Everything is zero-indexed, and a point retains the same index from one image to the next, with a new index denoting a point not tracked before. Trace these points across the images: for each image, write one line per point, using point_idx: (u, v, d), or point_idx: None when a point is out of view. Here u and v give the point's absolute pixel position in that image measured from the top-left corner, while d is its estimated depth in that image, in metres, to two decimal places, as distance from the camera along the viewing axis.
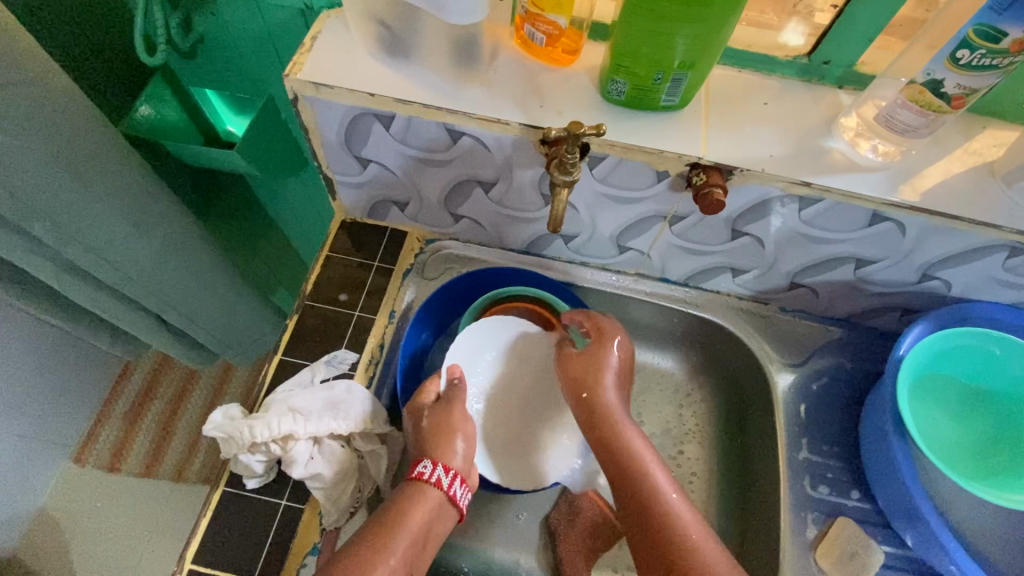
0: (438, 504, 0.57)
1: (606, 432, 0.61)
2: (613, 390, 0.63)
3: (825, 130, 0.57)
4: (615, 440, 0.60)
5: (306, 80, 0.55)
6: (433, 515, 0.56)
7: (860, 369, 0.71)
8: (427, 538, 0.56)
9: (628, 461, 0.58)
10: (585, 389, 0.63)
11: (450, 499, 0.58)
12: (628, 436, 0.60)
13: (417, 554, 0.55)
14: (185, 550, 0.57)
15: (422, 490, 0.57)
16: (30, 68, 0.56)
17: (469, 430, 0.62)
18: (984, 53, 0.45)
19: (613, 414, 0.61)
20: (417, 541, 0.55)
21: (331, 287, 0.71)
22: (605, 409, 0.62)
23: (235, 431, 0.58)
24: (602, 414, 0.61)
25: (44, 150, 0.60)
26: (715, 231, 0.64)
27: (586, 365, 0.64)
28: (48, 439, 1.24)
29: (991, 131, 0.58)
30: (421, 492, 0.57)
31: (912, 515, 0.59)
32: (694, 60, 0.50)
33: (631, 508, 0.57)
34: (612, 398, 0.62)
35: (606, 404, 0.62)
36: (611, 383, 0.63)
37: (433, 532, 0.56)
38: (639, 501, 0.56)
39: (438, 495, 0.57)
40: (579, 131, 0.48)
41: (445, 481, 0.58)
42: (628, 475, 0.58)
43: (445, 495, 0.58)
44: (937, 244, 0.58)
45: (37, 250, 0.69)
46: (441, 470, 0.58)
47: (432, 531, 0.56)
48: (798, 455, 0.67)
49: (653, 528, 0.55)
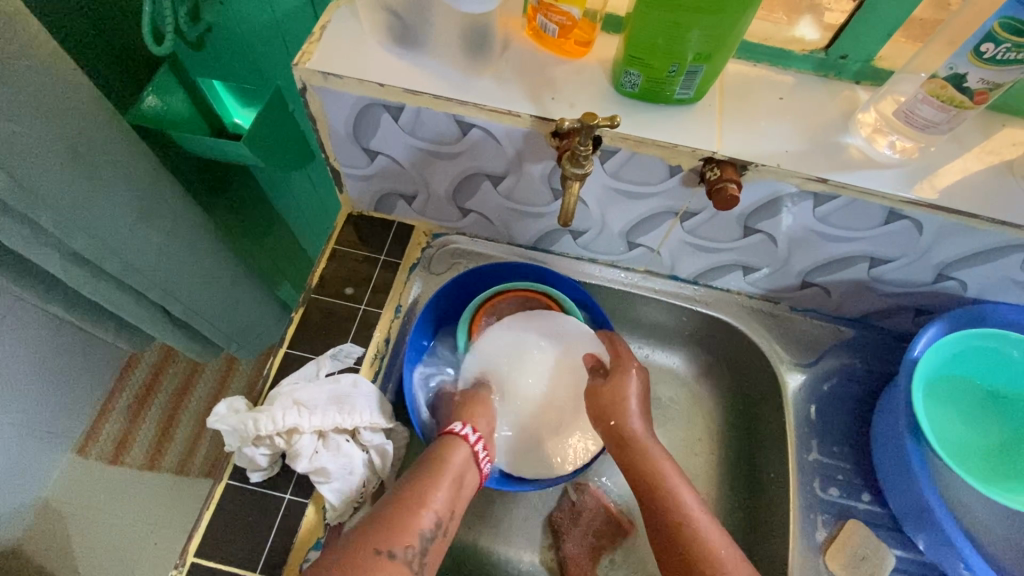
0: (469, 455, 0.59)
1: (633, 460, 0.61)
2: (639, 418, 0.63)
3: (841, 126, 0.56)
4: (644, 465, 0.60)
5: (315, 69, 0.54)
6: (466, 465, 0.58)
7: (872, 369, 0.70)
8: (464, 484, 0.57)
9: (655, 487, 0.59)
10: (609, 415, 0.64)
11: (476, 459, 0.59)
12: (656, 461, 0.60)
13: (457, 496, 0.56)
14: (188, 542, 0.56)
15: (453, 443, 0.59)
16: (36, 54, 0.55)
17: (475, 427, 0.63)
18: (1009, 47, 0.44)
19: (642, 442, 0.62)
20: (458, 482, 0.57)
21: (337, 280, 0.71)
22: (632, 437, 0.62)
23: (240, 423, 0.57)
24: (628, 440, 0.62)
25: (53, 138, 0.59)
26: (727, 229, 0.63)
27: (614, 392, 0.65)
28: (51, 431, 1.23)
29: (1010, 129, 0.57)
30: (452, 443, 0.59)
31: (925, 518, 0.59)
32: (709, 52, 0.49)
33: (668, 535, 0.57)
34: (638, 426, 0.63)
35: (632, 430, 0.62)
36: (636, 411, 0.63)
37: (468, 478, 0.58)
38: (668, 524, 0.57)
39: (466, 449, 0.59)
40: (593, 122, 0.47)
41: (472, 437, 0.60)
42: (655, 499, 0.58)
43: (473, 451, 0.59)
44: (954, 244, 0.57)
45: (42, 239, 0.68)
46: (469, 427, 0.61)
47: (465, 479, 0.58)
48: (808, 456, 0.66)
49: (683, 548, 0.55)
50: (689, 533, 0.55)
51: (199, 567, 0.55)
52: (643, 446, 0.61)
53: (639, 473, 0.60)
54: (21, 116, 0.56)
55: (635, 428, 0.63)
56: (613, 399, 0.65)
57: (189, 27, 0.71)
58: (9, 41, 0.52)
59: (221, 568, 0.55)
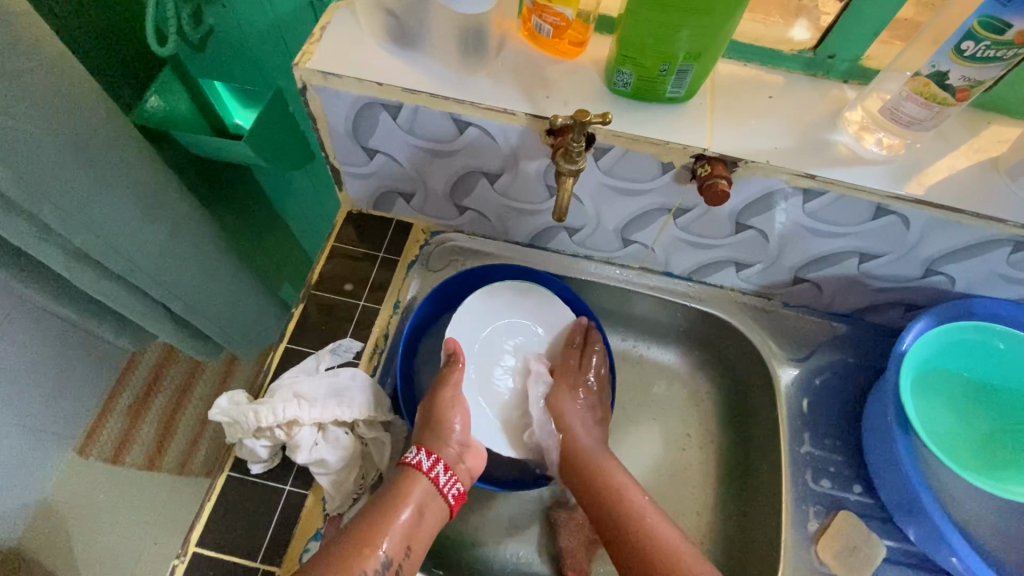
0: (426, 485, 0.57)
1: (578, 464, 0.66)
2: (582, 430, 0.68)
3: (829, 123, 0.57)
4: (587, 472, 0.65)
5: (315, 69, 0.56)
6: (425, 496, 0.57)
7: (864, 364, 0.71)
8: (422, 516, 0.56)
9: (601, 483, 0.64)
10: (556, 424, 0.69)
11: (437, 487, 0.58)
12: (600, 466, 0.65)
13: (414, 529, 0.55)
14: (190, 532, 0.57)
15: (409, 473, 0.58)
16: (42, 55, 0.56)
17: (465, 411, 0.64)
18: (988, 45, 0.45)
19: (584, 451, 0.67)
20: (414, 514, 0.55)
21: (336, 277, 0.72)
22: (576, 449, 0.67)
23: (240, 415, 0.58)
24: (572, 447, 0.67)
25: (58, 137, 0.61)
26: (719, 225, 0.64)
27: (558, 410, 0.70)
28: (52, 431, 1.24)
29: (995, 128, 0.58)
30: (407, 474, 0.58)
31: (914, 509, 0.60)
32: (699, 51, 0.50)
33: (616, 534, 0.61)
34: (582, 432, 0.68)
35: (577, 435, 0.68)
36: (579, 425, 0.69)
37: (429, 509, 0.56)
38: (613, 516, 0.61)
39: (422, 480, 0.57)
40: (586, 119, 0.48)
41: (427, 465, 0.58)
42: (600, 496, 0.63)
43: (431, 480, 0.58)
44: (941, 239, 0.58)
45: (46, 237, 0.69)
46: (423, 453, 0.59)
47: (428, 509, 0.57)
48: (800, 449, 0.67)
49: (630, 538, 0.59)
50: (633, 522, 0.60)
51: (200, 557, 0.56)
52: (590, 454, 0.66)
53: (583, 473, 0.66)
54: (27, 115, 0.57)
55: (580, 435, 0.68)
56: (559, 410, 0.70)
57: (191, 28, 0.72)
58: (17, 42, 0.54)
59: (223, 557, 0.56)
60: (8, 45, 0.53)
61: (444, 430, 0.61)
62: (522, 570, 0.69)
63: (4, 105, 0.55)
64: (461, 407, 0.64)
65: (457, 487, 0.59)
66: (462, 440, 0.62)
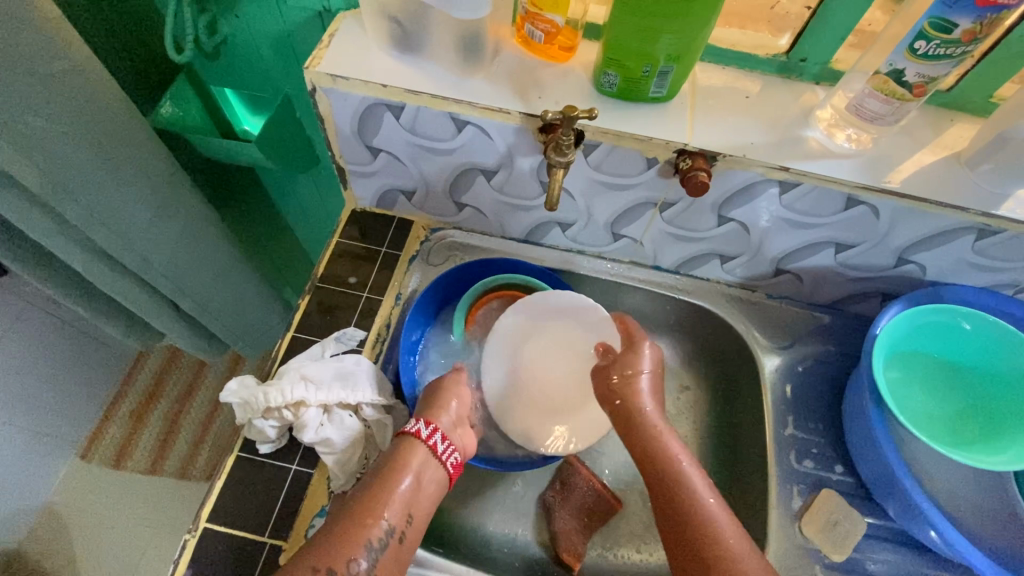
0: (425, 454, 0.57)
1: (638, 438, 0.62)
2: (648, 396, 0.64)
3: (802, 121, 0.62)
4: (647, 439, 0.61)
5: (323, 72, 0.60)
6: (421, 465, 0.56)
7: (843, 352, 0.75)
8: (421, 486, 0.56)
9: (662, 457, 0.60)
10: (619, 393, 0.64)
11: (434, 455, 0.58)
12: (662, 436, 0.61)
13: (413, 498, 0.55)
14: (201, 509, 0.60)
15: (409, 443, 0.58)
16: (71, 58, 0.61)
17: (463, 394, 0.65)
18: (938, 43, 0.50)
19: (648, 418, 0.62)
20: (413, 484, 0.55)
21: (340, 270, 0.76)
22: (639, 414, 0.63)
23: (251, 396, 0.61)
24: (636, 416, 0.63)
25: (82, 136, 0.65)
26: (703, 217, 0.68)
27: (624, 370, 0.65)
28: (56, 432, 1.26)
29: (957, 125, 0.63)
30: (406, 442, 0.58)
31: (892, 485, 0.63)
32: (678, 54, 0.55)
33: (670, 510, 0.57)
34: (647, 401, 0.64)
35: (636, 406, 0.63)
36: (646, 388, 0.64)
37: (427, 478, 0.56)
38: (670, 495, 0.57)
39: (420, 447, 0.57)
40: (573, 114, 0.52)
41: (426, 434, 0.58)
42: (660, 471, 0.59)
43: (429, 448, 0.58)
44: (910, 228, 0.62)
45: (66, 233, 0.73)
46: (421, 423, 0.59)
47: (425, 478, 0.57)
48: (785, 432, 0.70)
49: (679, 511, 0.56)
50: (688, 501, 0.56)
51: (210, 533, 0.59)
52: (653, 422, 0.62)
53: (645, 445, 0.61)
54: (54, 115, 0.61)
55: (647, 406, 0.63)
56: (627, 373, 0.65)
57: (206, 39, 0.77)
58: (49, 46, 0.58)
59: (233, 533, 0.59)
60: (40, 49, 0.57)
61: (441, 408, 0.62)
62: (519, 552, 0.71)
63: (36, 105, 0.59)
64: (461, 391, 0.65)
65: (455, 455, 0.60)
66: (457, 417, 0.62)
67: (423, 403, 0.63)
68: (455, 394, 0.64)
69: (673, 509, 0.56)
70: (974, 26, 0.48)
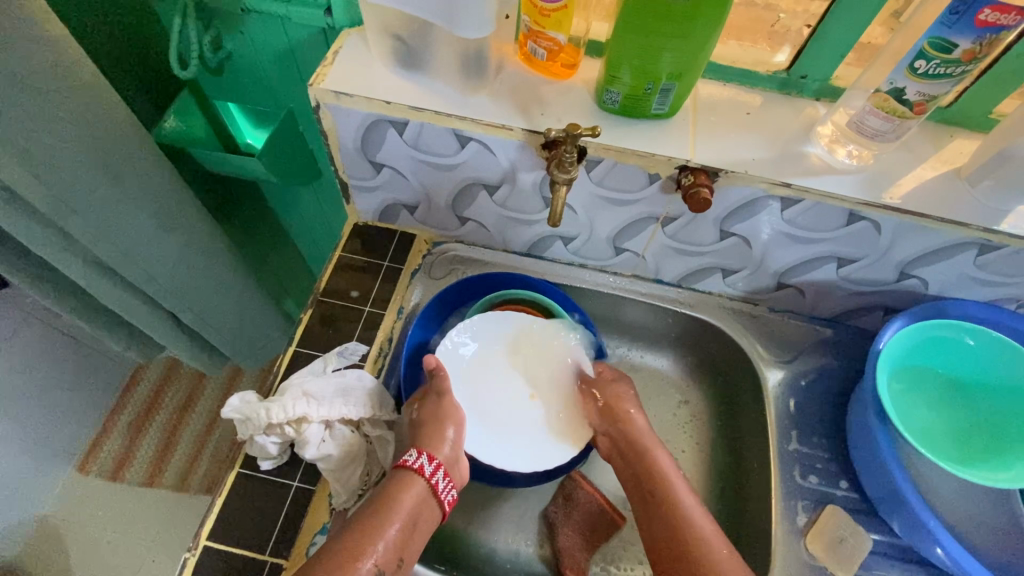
0: (424, 491, 0.57)
1: (644, 464, 0.64)
2: (640, 415, 0.68)
3: (803, 137, 0.62)
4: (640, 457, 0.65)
5: (327, 89, 0.60)
6: (419, 503, 0.56)
7: (847, 366, 0.75)
8: (416, 525, 0.55)
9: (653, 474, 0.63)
10: (616, 412, 0.68)
11: (433, 493, 0.57)
12: (655, 455, 0.65)
13: (406, 541, 0.54)
14: (201, 527, 0.60)
15: (408, 478, 0.57)
16: (77, 76, 0.61)
17: (460, 419, 0.63)
18: (938, 63, 0.50)
19: (642, 437, 0.66)
20: (407, 526, 0.54)
21: (343, 284, 0.76)
22: (634, 432, 0.66)
23: (253, 412, 0.60)
24: (637, 440, 0.66)
25: (86, 151, 0.65)
26: (705, 232, 0.68)
27: (614, 392, 0.70)
28: (53, 445, 1.25)
29: (957, 140, 0.63)
30: (406, 478, 0.57)
31: (898, 502, 0.62)
32: (680, 72, 0.55)
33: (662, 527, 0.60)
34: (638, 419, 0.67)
35: (639, 428, 0.67)
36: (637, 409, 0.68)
37: (423, 519, 0.56)
38: (676, 526, 0.59)
39: (420, 484, 0.57)
40: (577, 131, 0.53)
41: (428, 470, 0.58)
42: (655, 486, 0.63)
43: (428, 486, 0.57)
44: (911, 243, 0.62)
45: (69, 246, 0.73)
46: (424, 457, 0.58)
47: (421, 518, 0.56)
48: (788, 446, 0.70)
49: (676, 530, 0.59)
50: (691, 533, 0.58)
51: (210, 551, 0.58)
52: (648, 439, 0.66)
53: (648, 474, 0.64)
54: (59, 130, 0.61)
55: (638, 422, 0.67)
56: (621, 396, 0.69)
57: (211, 54, 0.78)
58: (55, 64, 0.59)
59: (234, 551, 0.58)
60: (47, 67, 0.58)
61: (440, 437, 0.61)
62: (522, 569, 0.71)
63: (40, 120, 0.59)
64: (459, 418, 0.63)
65: (452, 494, 0.59)
66: (457, 448, 0.61)
67: (423, 424, 0.62)
68: (453, 420, 0.62)
69: (671, 531, 0.59)
70: (974, 46, 0.49)
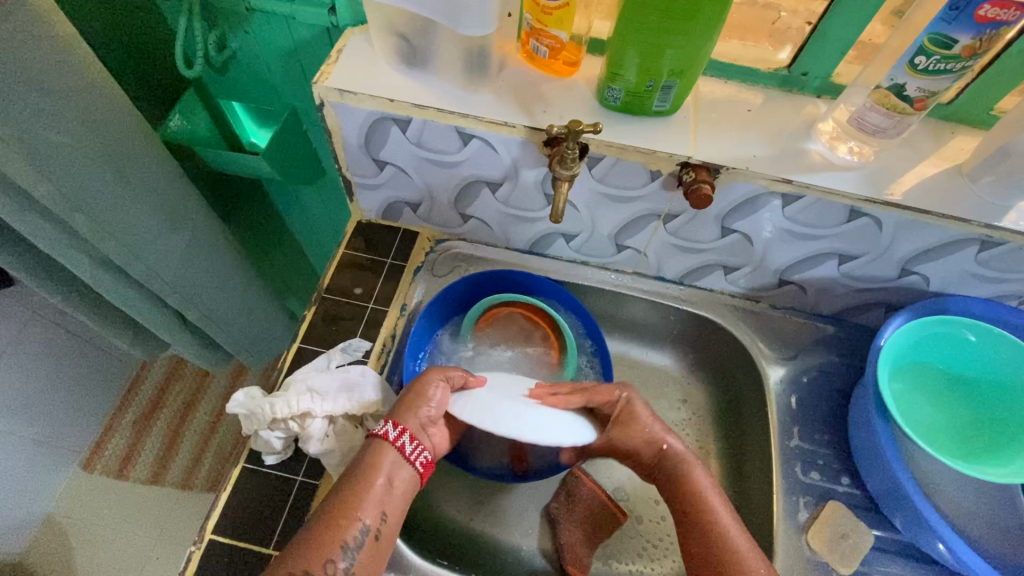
0: (392, 454, 0.56)
1: (680, 486, 0.61)
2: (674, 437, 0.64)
3: (804, 134, 0.62)
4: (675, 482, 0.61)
5: (332, 87, 0.61)
6: (392, 465, 0.55)
7: (848, 363, 0.75)
8: (392, 484, 0.55)
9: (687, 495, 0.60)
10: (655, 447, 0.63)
11: (404, 457, 0.56)
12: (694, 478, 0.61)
13: (387, 497, 0.54)
14: (205, 521, 0.60)
15: (376, 445, 0.57)
16: (83, 75, 0.62)
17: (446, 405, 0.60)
18: (938, 59, 0.51)
19: (684, 462, 0.62)
20: (387, 485, 0.54)
21: (346, 281, 0.77)
22: (678, 458, 0.62)
23: (257, 407, 0.61)
24: (670, 464, 0.62)
25: (94, 150, 0.66)
26: (706, 228, 0.68)
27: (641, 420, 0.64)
28: (57, 444, 1.26)
29: (959, 137, 0.63)
30: (375, 445, 0.56)
31: (899, 498, 0.62)
32: (681, 69, 0.56)
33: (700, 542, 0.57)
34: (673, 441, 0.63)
35: (678, 450, 0.63)
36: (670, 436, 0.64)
37: (399, 479, 0.55)
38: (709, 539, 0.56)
39: (389, 449, 0.56)
40: (579, 128, 0.54)
41: (394, 435, 0.56)
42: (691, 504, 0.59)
43: (396, 449, 0.56)
44: (912, 239, 0.62)
45: (75, 244, 0.73)
46: (389, 424, 0.57)
47: (397, 478, 0.55)
48: (789, 443, 0.70)
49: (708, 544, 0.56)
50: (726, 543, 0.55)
51: (214, 545, 0.59)
52: (688, 459, 0.62)
53: (685, 499, 0.60)
54: (67, 128, 0.62)
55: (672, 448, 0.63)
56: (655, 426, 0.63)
57: (215, 53, 0.78)
58: (63, 62, 0.59)
59: (238, 545, 0.59)
60: (54, 65, 0.58)
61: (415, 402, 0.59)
62: (525, 565, 0.71)
63: (48, 119, 0.60)
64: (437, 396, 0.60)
65: (425, 455, 0.58)
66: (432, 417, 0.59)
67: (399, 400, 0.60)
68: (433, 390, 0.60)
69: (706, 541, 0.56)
70: (974, 42, 0.49)
